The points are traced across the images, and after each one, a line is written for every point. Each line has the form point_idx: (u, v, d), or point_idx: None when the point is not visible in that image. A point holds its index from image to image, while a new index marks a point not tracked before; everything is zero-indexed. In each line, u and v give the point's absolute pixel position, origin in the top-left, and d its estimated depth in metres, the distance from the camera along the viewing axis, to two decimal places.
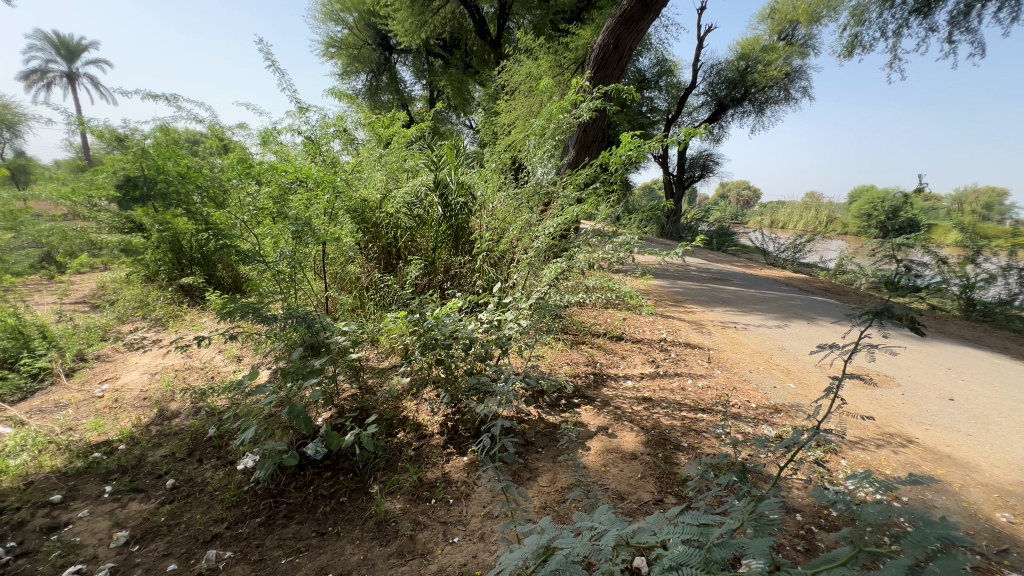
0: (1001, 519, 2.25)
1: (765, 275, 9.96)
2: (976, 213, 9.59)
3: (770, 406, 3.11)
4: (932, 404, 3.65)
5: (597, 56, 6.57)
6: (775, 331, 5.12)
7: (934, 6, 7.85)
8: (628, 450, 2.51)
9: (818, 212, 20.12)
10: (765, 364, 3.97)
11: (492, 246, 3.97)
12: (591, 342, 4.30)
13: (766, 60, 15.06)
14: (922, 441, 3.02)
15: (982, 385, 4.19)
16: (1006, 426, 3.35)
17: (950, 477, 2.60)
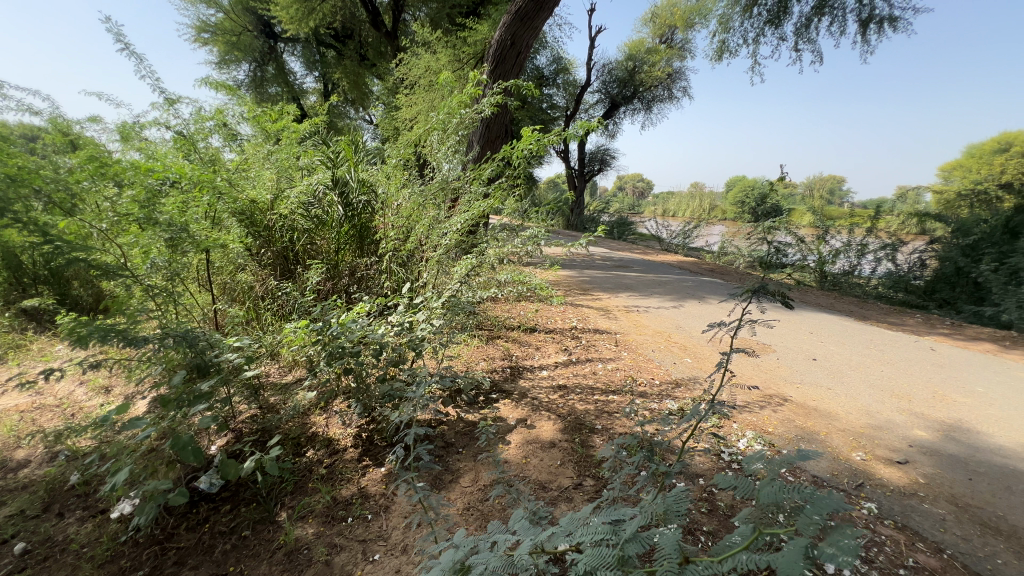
0: (857, 458, 2.66)
1: (661, 261, 10.77)
2: (823, 198, 11.23)
3: (671, 381, 3.38)
4: (800, 365, 4.21)
5: (495, 51, 6.60)
6: (673, 312, 5.56)
7: (783, 18, 8.98)
8: (547, 439, 2.56)
9: (702, 201, 22.25)
10: (665, 343, 4.30)
11: (399, 245, 3.83)
12: (507, 335, 4.34)
13: (651, 61, 16.22)
14: (795, 399, 3.47)
15: (836, 344, 4.92)
16: (856, 378, 3.96)
17: (818, 427, 3.02)
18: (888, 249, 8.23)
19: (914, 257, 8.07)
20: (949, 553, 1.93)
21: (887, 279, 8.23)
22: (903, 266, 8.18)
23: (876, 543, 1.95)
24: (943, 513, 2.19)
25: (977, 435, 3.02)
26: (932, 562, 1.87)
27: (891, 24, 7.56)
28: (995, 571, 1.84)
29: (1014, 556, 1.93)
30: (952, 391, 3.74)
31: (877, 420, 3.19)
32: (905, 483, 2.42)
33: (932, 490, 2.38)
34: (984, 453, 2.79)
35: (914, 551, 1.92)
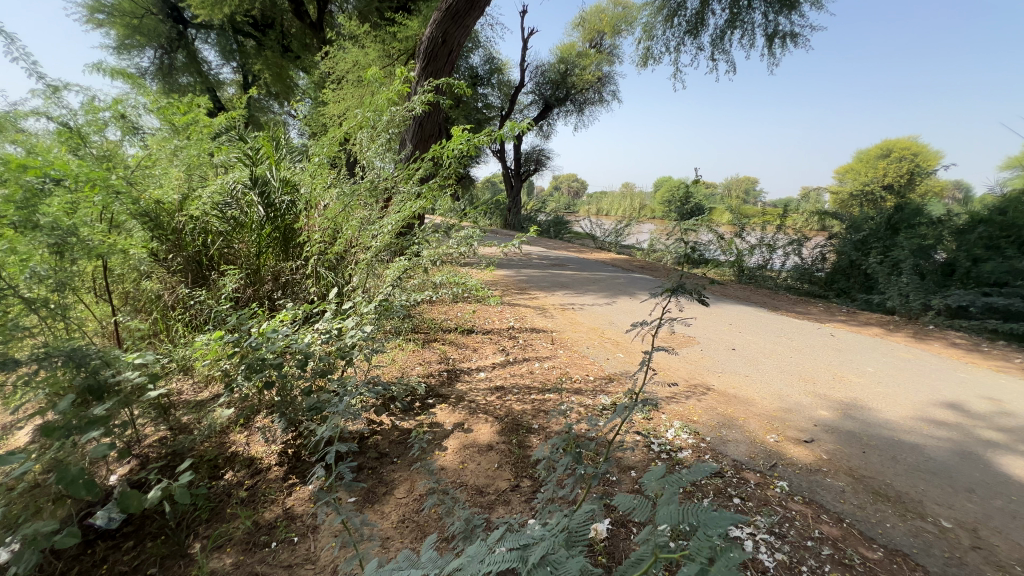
0: (771, 439, 2.89)
1: (596, 259, 11.11)
2: (739, 198, 12.10)
3: (604, 376, 3.49)
4: (721, 355, 4.51)
5: (426, 49, 6.46)
6: (606, 308, 5.74)
7: (701, 29, 9.55)
8: (484, 443, 2.54)
9: (632, 200, 23.24)
10: (599, 339, 4.42)
11: (325, 248, 3.66)
12: (443, 338, 4.26)
13: (581, 65, 16.66)
14: (717, 387, 3.70)
15: (752, 334, 5.32)
16: (769, 365, 4.30)
17: (738, 413, 3.24)
18: (793, 244, 9.05)
19: (817, 251, 8.86)
20: (848, 521, 2.13)
21: (795, 272, 9.03)
22: (808, 259, 8.98)
23: (788, 519, 2.12)
24: (842, 485, 2.43)
25: (869, 411, 3.38)
26: (834, 531, 2.06)
27: (792, 40, 8.28)
28: (885, 534, 2.06)
29: (899, 518, 2.17)
30: (848, 373, 4.16)
31: (787, 403, 3.48)
32: (811, 461, 2.66)
33: (833, 464, 2.63)
34: (875, 428, 3.12)
35: (819, 523, 2.11)
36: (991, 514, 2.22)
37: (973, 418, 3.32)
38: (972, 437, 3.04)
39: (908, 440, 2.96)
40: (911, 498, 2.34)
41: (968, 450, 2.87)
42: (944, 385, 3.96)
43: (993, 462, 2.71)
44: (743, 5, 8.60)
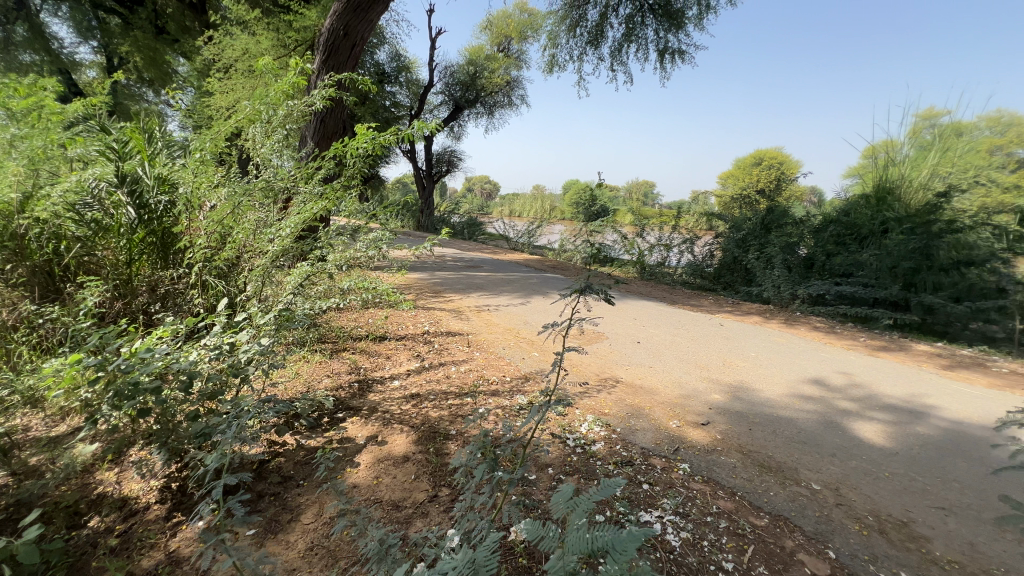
0: (673, 425, 3.12)
1: (510, 259, 11.27)
2: (639, 200, 12.98)
3: (521, 376, 3.53)
4: (628, 349, 4.78)
5: (326, 41, 6.09)
6: (521, 308, 5.83)
7: (601, 40, 10.10)
8: (400, 454, 2.44)
9: (543, 202, 23.96)
10: (514, 339, 4.47)
11: (213, 254, 3.29)
12: (353, 347, 4.04)
13: (490, 68, 16.81)
14: (625, 379, 3.92)
15: (654, 327, 5.72)
16: (670, 355, 4.65)
17: (644, 403, 3.45)
18: (686, 243, 9.90)
19: (706, 248, 9.74)
20: (739, 494, 2.36)
21: (688, 268, 9.87)
22: (699, 256, 9.84)
23: (690, 499, 2.30)
24: (734, 461, 2.69)
25: (753, 392, 3.79)
26: (728, 505, 2.27)
27: (680, 56, 9.04)
28: (769, 502, 2.31)
29: (780, 486, 2.45)
30: (735, 358, 4.63)
31: (687, 390, 3.78)
32: (708, 442, 2.91)
33: (726, 443, 2.91)
34: (758, 406, 3.50)
35: (716, 499, 2.32)
36: (849, 474, 2.59)
37: (832, 391, 3.85)
38: (832, 407, 3.53)
39: (784, 415, 3.36)
40: (789, 467, 2.65)
41: (830, 419, 3.32)
42: (810, 364, 4.56)
43: (849, 428, 3.17)
44: (637, 21, 9.23)
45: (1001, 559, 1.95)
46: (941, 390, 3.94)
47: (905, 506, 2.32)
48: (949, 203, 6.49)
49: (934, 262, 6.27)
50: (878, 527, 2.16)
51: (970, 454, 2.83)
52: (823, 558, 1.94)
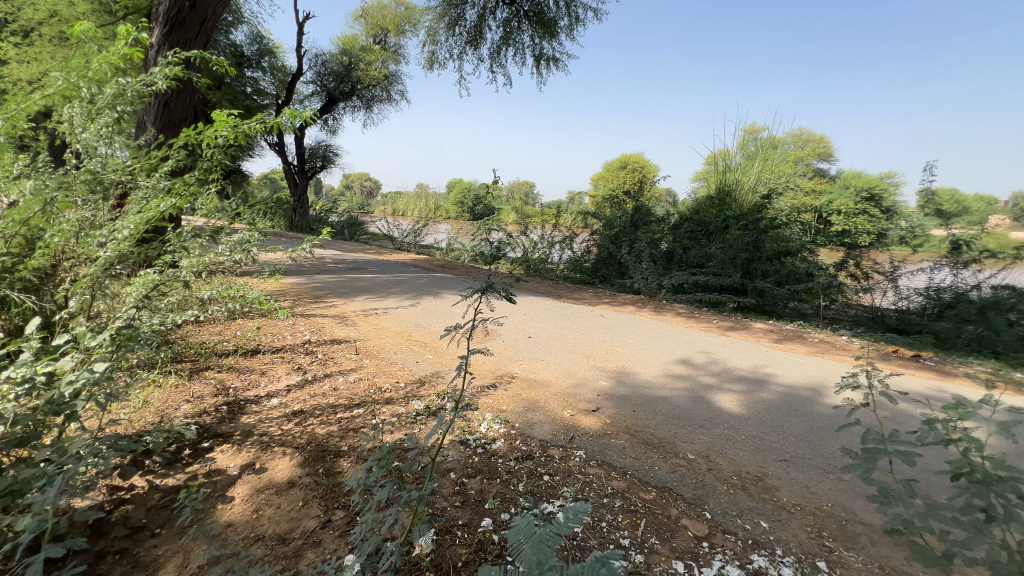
0: (567, 415, 3.26)
1: (396, 260, 10.87)
2: (522, 199, 13.41)
3: (416, 380, 3.40)
4: (520, 344, 4.90)
5: (166, 11, 5.22)
6: (411, 310, 5.64)
7: (480, 42, 10.19)
8: (284, 481, 2.18)
9: (427, 201, 23.58)
10: (406, 343, 4.30)
11: (14, 263, 2.60)
12: (219, 364, 3.53)
13: (366, 60, 15.97)
14: (520, 375, 4.01)
15: (543, 322, 5.95)
16: (559, 347, 4.87)
17: (539, 396, 3.56)
18: (567, 240, 10.48)
19: (584, 245, 10.39)
20: (630, 472, 2.55)
21: (569, 264, 10.46)
22: (579, 252, 10.47)
23: (587, 483, 2.42)
24: (622, 442, 2.89)
25: (633, 375, 4.14)
26: (621, 484, 2.44)
27: (555, 64, 9.49)
28: (654, 475, 2.54)
29: (663, 460, 2.70)
30: (616, 346, 5.01)
31: (577, 379, 3.99)
32: (599, 427, 3.10)
33: (614, 426, 3.12)
34: (638, 388, 3.83)
35: (610, 479, 2.47)
36: (715, 441, 2.96)
37: (696, 369, 4.37)
38: (697, 383, 4.00)
39: (660, 394, 3.72)
40: (668, 441, 2.93)
41: (697, 393, 3.77)
42: (677, 346, 5.12)
43: (712, 400, 3.62)
44: (514, 27, 9.49)
45: (828, 496, 2.38)
46: (776, 360, 4.70)
47: (759, 462, 2.71)
48: (770, 204, 7.94)
49: (762, 254, 7.46)
50: (741, 484, 2.49)
51: (800, 411, 3.42)
52: (702, 520, 2.18)
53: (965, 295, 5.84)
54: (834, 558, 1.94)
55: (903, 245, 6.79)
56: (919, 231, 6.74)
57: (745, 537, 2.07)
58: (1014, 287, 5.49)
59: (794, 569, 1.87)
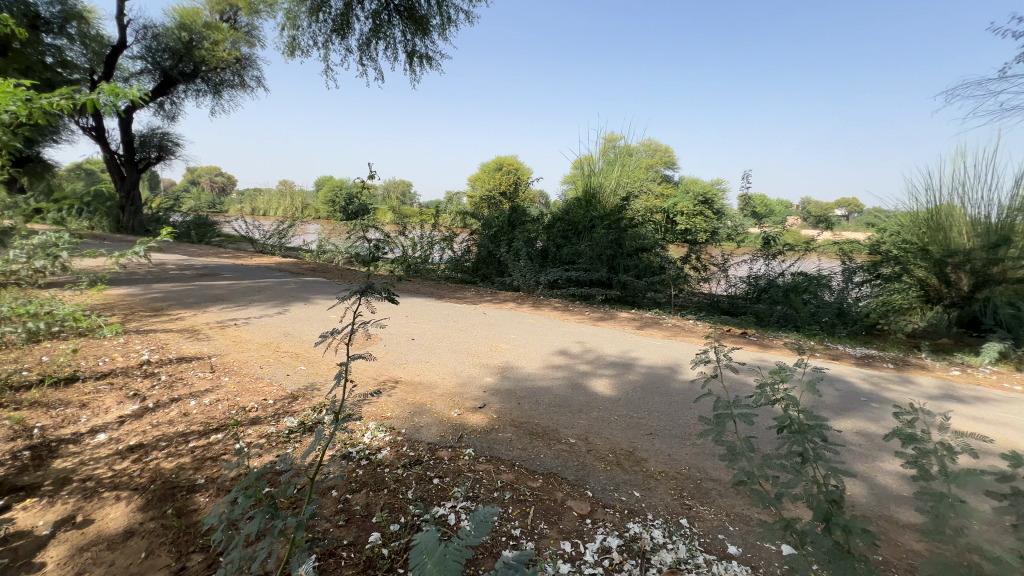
0: (455, 414, 3.25)
1: (258, 264, 9.77)
2: (399, 198, 13.03)
3: (287, 395, 3.08)
4: (404, 348, 4.76)
5: None
6: (278, 319, 5.12)
7: (348, 32, 9.62)
8: (119, 531, 1.82)
9: (294, 199, 21.62)
10: (274, 355, 3.89)
11: None
12: (16, 399, 2.82)
13: (212, 38, 13.96)
14: (404, 379, 3.89)
15: (427, 323, 5.85)
16: (444, 347, 4.83)
17: (425, 399, 3.49)
18: (447, 240, 10.46)
19: (464, 244, 10.41)
20: (518, 464, 2.63)
21: (450, 264, 10.45)
22: (459, 251, 10.45)
23: (477, 480, 2.44)
24: (509, 435, 2.97)
25: (517, 369, 4.27)
26: (510, 476, 2.50)
27: (428, 62, 9.32)
28: (540, 463, 2.65)
29: (547, 447, 2.83)
30: (499, 342, 5.13)
31: (462, 378, 3.99)
32: (486, 423, 3.14)
33: (501, 421, 3.19)
34: (522, 381, 3.97)
35: (500, 473, 2.52)
36: (593, 423, 3.19)
37: (573, 358, 4.67)
38: (575, 371, 4.28)
39: (542, 385, 3.90)
40: (552, 429, 3.09)
41: (575, 381, 4.03)
42: (555, 338, 5.42)
43: (588, 386, 3.91)
44: (384, 20, 9.12)
45: (685, 460, 2.72)
46: (640, 345, 5.24)
47: (630, 438, 2.99)
48: (629, 206, 8.75)
49: (623, 250, 8.24)
50: (616, 460, 2.72)
51: (661, 389, 3.86)
52: (585, 498, 2.33)
53: (774, 281, 7.44)
54: (692, 513, 2.23)
55: (730, 241, 8.06)
56: (740, 230, 8.08)
57: (621, 508, 2.26)
58: (805, 273, 7.26)
59: (662, 529, 2.11)
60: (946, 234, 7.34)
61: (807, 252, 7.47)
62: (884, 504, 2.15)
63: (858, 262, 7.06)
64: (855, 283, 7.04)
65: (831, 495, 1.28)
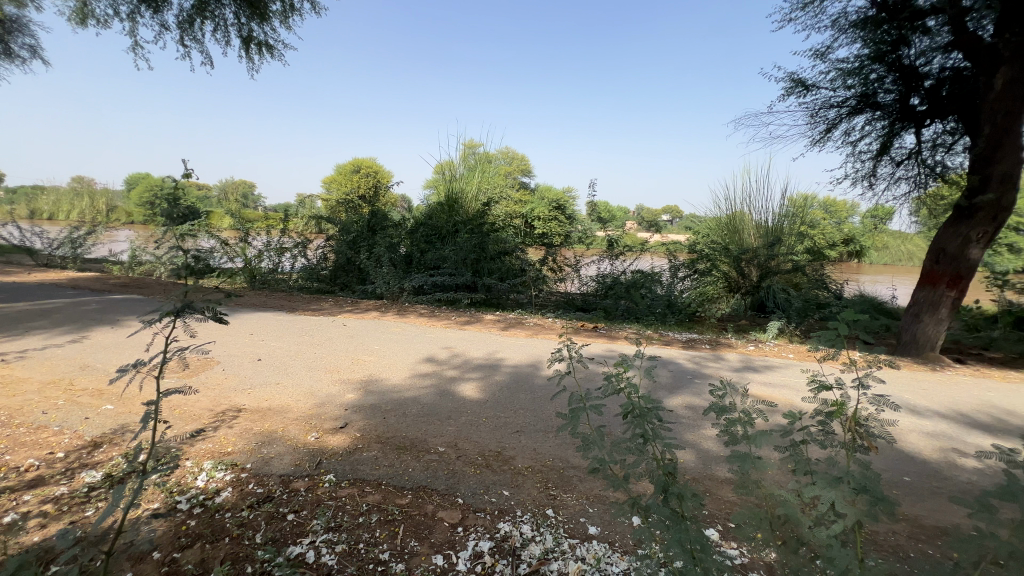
0: (312, 439, 2.96)
1: (38, 280, 7.73)
2: (241, 198, 11.35)
3: (85, 444, 2.48)
4: (247, 371, 4.20)
5: None
6: (71, 349, 4.11)
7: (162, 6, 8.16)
8: None
9: (93, 200, 17.62)
10: (66, 395, 3.11)
11: None
12: None
13: None
14: (249, 406, 3.43)
15: (276, 340, 5.25)
16: (297, 366, 4.38)
17: (276, 426, 3.12)
18: (298, 247, 9.59)
19: (319, 252, 9.68)
20: (385, 482, 2.49)
21: (303, 273, 9.60)
22: (313, 260, 9.70)
23: (340, 508, 2.25)
24: (375, 453, 2.80)
25: (381, 382, 4.06)
26: (376, 497, 2.35)
27: (268, 50, 8.35)
28: (409, 477, 2.55)
29: (416, 460, 2.74)
30: (361, 355, 4.83)
31: (319, 398, 3.66)
32: (349, 444, 2.92)
33: (365, 439, 3.00)
34: (387, 394, 3.79)
35: (365, 496, 2.36)
36: (462, 429, 3.18)
37: (440, 364, 4.62)
38: (442, 378, 4.23)
39: (409, 395, 3.77)
40: (420, 440, 3.00)
41: (443, 388, 3.99)
42: (421, 345, 5.30)
43: (457, 391, 3.91)
44: None
45: (549, 452, 2.87)
46: (506, 345, 5.41)
47: (498, 439, 3.06)
48: (489, 211, 9.12)
49: (487, 253, 8.48)
50: (485, 463, 2.75)
51: (525, 386, 4.03)
52: (456, 507, 2.30)
53: (618, 278, 8.18)
54: (557, 502, 2.36)
55: (581, 244, 8.76)
56: (589, 234, 8.82)
57: (491, 510, 2.29)
58: (641, 270, 8.17)
59: (531, 523, 2.19)
60: (740, 235, 9.05)
61: (643, 252, 8.42)
62: (706, 465, 2.54)
63: (680, 260, 8.32)
64: (679, 277, 8.26)
65: (666, 468, 1.46)
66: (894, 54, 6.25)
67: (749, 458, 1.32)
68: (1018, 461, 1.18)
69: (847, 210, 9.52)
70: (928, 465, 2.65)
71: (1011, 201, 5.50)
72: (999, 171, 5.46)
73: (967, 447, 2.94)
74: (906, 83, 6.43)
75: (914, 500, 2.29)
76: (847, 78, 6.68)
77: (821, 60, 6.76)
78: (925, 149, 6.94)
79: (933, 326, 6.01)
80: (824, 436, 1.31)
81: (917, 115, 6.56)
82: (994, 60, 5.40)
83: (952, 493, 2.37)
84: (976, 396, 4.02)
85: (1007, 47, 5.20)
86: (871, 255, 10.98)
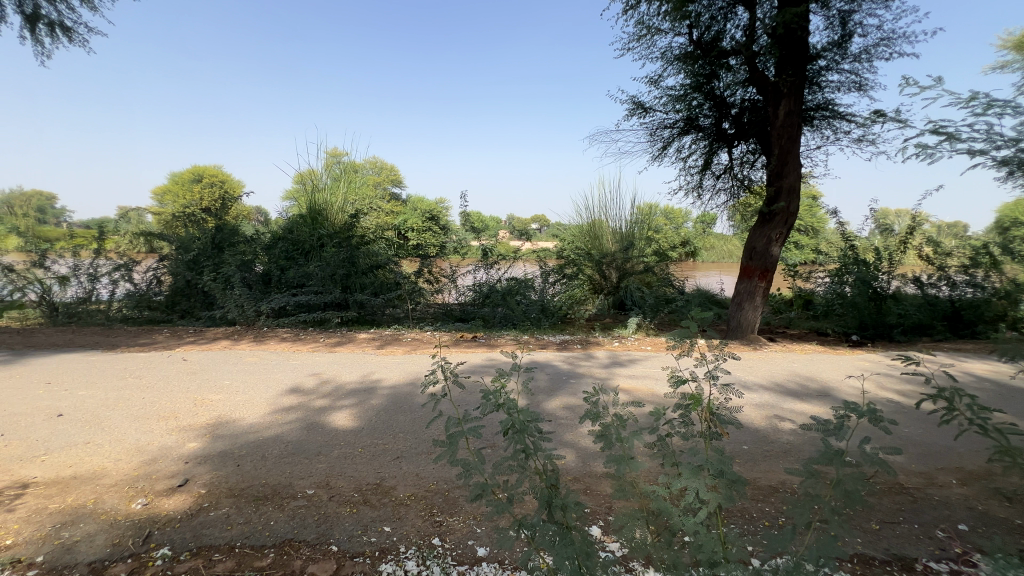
0: (138, 506, 2.40)
1: None
2: (33, 213, 8.86)
3: None
4: (41, 431, 3.31)
5: None
6: None
7: None
8: None
9: None
10: None
11: None
12: None
13: None
14: (41, 478, 2.68)
15: (85, 387, 4.24)
16: (116, 417, 3.57)
17: (83, 498, 2.47)
18: (120, 270, 7.93)
19: (149, 274, 8.10)
20: (239, 544, 2.11)
21: (129, 301, 8.00)
22: (141, 284, 8.09)
23: None
24: (225, 511, 2.37)
25: (234, 423, 3.50)
26: (228, 564, 1.98)
27: (64, 33, 6.81)
28: (269, 533, 2.19)
29: (278, 510, 2.38)
30: (208, 394, 4.11)
31: (150, 453, 3.01)
32: (190, 505, 2.43)
33: (212, 494, 2.53)
34: (241, 436, 3.27)
35: (213, 566, 1.97)
36: (334, 464, 2.87)
37: (307, 394, 4.14)
38: (310, 409, 3.80)
39: (270, 434, 3.31)
40: (283, 485, 2.63)
41: (311, 420, 3.58)
42: (284, 374, 4.73)
43: (326, 422, 3.55)
44: None
45: (432, 476, 2.73)
46: (380, 364, 5.11)
47: (377, 469, 2.82)
48: (358, 223, 8.52)
49: (357, 268, 7.96)
50: (363, 499, 2.50)
51: (404, 406, 3.82)
52: (328, 556, 2.05)
53: (494, 287, 8.26)
54: (444, 528, 2.23)
55: (457, 254, 8.72)
56: (464, 243, 8.88)
57: (371, 551, 2.08)
58: (515, 278, 8.39)
59: (416, 558, 2.03)
60: (599, 241, 9.88)
61: (515, 260, 8.67)
62: (586, 463, 2.67)
63: (550, 267, 8.75)
64: (550, 281, 8.65)
65: (549, 480, 1.45)
66: (709, 84, 7.38)
67: (624, 461, 1.37)
68: (830, 429, 1.39)
69: (683, 216, 11.01)
70: (759, 433, 3.13)
71: (797, 208, 6.82)
72: (787, 184, 6.74)
73: (785, 413, 3.53)
74: (719, 110, 7.63)
75: (752, 466, 2.67)
76: (675, 103, 7.73)
77: (655, 86, 7.73)
78: (736, 165, 8.32)
79: (752, 312, 7.19)
80: (686, 427, 1.41)
81: (728, 137, 7.83)
82: (777, 94, 6.66)
83: (778, 456, 2.80)
84: (787, 368, 4.86)
85: (786, 85, 6.47)
86: (702, 255, 12.83)
